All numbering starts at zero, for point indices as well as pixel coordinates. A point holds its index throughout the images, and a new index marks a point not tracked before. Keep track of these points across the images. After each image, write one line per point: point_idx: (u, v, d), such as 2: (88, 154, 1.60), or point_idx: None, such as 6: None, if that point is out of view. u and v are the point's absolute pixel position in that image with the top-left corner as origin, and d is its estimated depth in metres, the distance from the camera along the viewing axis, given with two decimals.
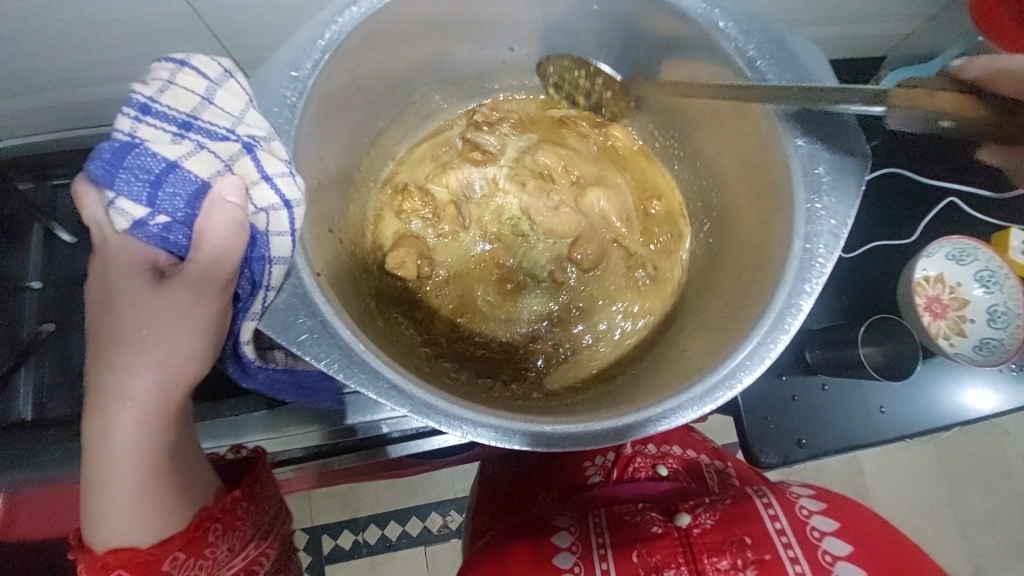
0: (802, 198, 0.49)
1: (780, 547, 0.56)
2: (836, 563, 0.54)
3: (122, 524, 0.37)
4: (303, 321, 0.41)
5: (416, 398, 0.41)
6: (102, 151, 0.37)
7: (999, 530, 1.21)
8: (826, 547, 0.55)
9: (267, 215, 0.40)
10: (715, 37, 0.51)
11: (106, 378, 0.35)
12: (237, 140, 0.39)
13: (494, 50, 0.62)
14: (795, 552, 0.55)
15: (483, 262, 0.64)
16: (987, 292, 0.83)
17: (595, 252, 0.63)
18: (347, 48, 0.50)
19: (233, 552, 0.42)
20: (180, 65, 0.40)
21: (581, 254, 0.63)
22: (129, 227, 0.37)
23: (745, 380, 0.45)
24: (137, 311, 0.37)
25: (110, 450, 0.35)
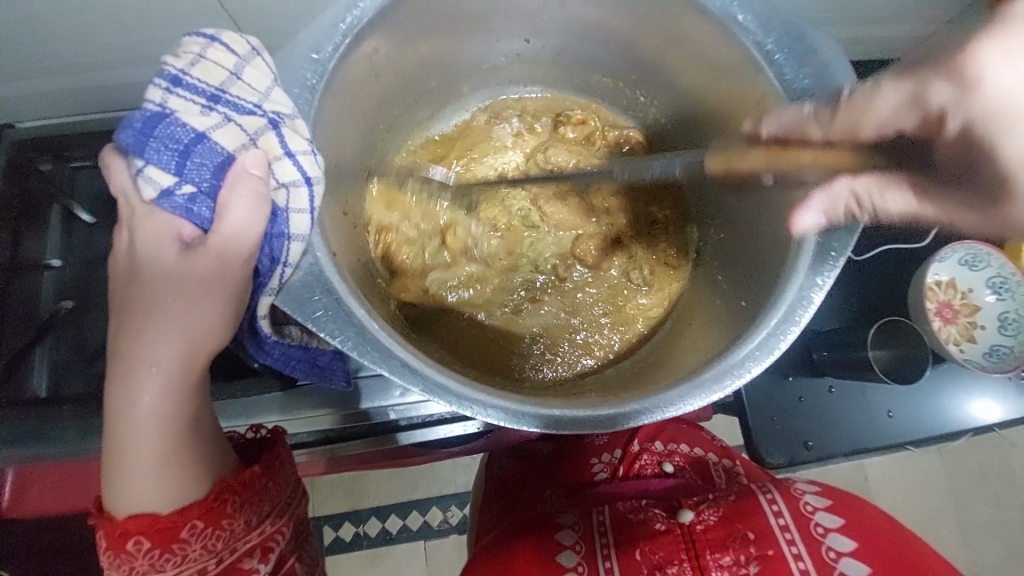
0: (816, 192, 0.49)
1: (782, 543, 0.56)
2: (839, 560, 0.54)
3: (140, 493, 0.37)
4: (319, 298, 0.42)
5: (428, 378, 0.41)
6: (133, 120, 0.38)
7: (1005, 542, 1.20)
8: (829, 544, 0.55)
9: (287, 191, 0.41)
10: (733, 30, 0.52)
11: (130, 345, 0.36)
12: (263, 115, 0.41)
13: (509, 43, 0.63)
14: (798, 549, 0.55)
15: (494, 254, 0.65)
16: (998, 299, 0.83)
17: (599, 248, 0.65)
18: (367, 34, 0.50)
19: (250, 526, 0.42)
20: (210, 40, 0.42)
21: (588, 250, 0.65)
22: (155, 195, 0.38)
23: (754, 370, 0.45)
24: (163, 277, 0.37)
25: (129, 414, 0.36)
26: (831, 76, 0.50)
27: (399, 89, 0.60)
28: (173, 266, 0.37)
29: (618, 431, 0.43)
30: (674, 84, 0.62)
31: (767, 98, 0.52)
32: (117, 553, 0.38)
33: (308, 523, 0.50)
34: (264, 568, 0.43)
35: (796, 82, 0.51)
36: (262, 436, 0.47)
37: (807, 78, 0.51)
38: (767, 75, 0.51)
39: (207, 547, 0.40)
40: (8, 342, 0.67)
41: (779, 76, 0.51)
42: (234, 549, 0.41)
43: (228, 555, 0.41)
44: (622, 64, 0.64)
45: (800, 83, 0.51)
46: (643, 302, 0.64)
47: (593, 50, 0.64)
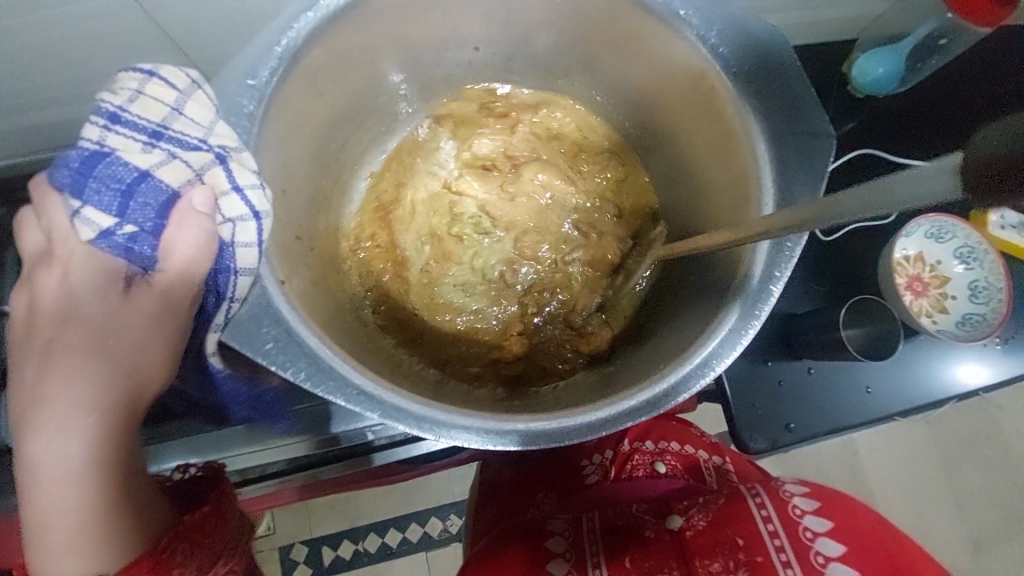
0: (767, 182, 0.49)
1: (772, 550, 0.54)
2: (828, 564, 0.52)
3: (75, 553, 0.33)
4: (268, 330, 0.41)
5: (388, 404, 0.40)
6: (70, 159, 0.36)
7: (996, 503, 1.22)
8: (818, 548, 0.54)
9: (234, 226, 0.39)
10: (675, 26, 0.52)
11: (59, 388, 0.33)
12: (209, 150, 0.39)
13: (459, 52, 0.63)
14: (788, 556, 0.54)
15: (460, 265, 0.66)
16: (967, 268, 0.84)
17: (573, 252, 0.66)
18: (305, 57, 0.49)
19: (202, 571, 0.39)
20: (148, 75, 0.39)
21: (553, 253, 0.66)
22: (93, 236, 0.35)
23: (719, 367, 0.45)
24: (104, 321, 0.35)
25: (50, 467, 0.32)
26: (774, 64, 0.51)
27: (347, 106, 0.59)
28: (115, 309, 0.35)
29: (581, 442, 0.43)
30: (627, 80, 0.62)
31: (716, 91, 0.52)
32: None
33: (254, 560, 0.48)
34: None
35: (741, 73, 0.51)
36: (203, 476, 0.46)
37: (752, 69, 0.51)
38: (713, 68, 0.51)
39: None
40: None
41: (725, 69, 0.51)
42: None
43: None
44: (574, 64, 0.64)
45: (745, 75, 0.51)
46: (615, 298, 0.64)
47: (544, 53, 0.63)
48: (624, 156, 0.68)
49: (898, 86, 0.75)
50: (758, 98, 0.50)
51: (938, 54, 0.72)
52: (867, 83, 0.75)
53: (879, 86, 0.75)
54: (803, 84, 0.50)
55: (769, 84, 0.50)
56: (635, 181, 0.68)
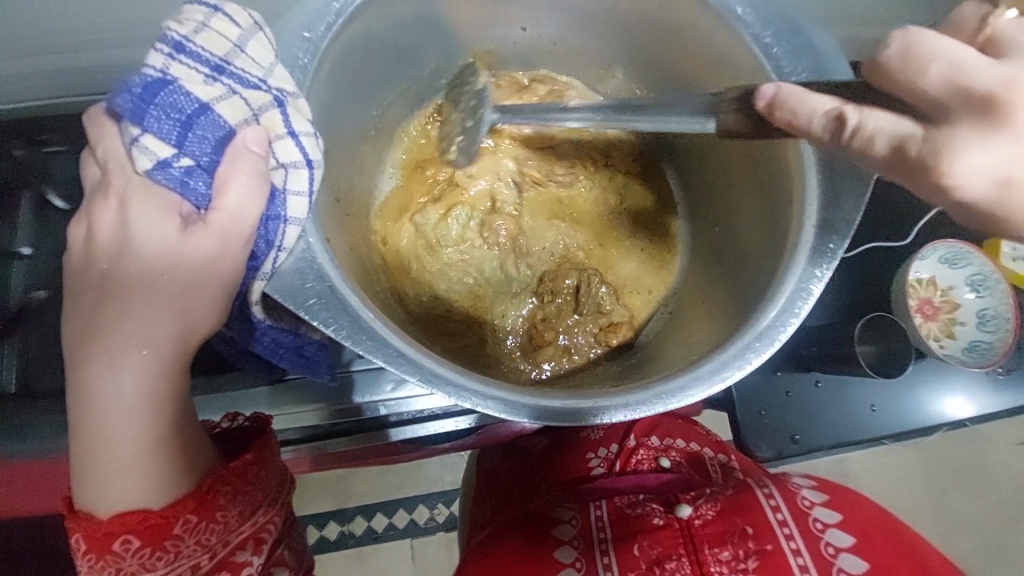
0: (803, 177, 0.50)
1: (781, 538, 0.55)
2: (838, 554, 0.53)
3: (126, 489, 0.34)
4: (312, 285, 0.40)
5: (424, 369, 0.40)
6: (132, 85, 0.35)
7: (978, 533, 1.24)
8: (828, 539, 0.55)
9: (286, 172, 0.39)
10: (730, 23, 0.52)
11: (115, 323, 0.33)
12: (268, 91, 0.39)
13: (505, 31, 0.63)
14: (797, 544, 0.54)
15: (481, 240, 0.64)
16: (977, 296, 0.85)
17: (599, 242, 0.66)
18: (361, 17, 0.49)
19: (244, 516, 0.39)
20: (213, 10, 0.38)
21: (582, 243, 0.66)
22: (150, 167, 0.35)
23: (754, 360, 0.45)
24: (163, 254, 0.34)
25: (104, 400, 0.33)
26: (827, 69, 0.50)
27: (390, 74, 0.59)
28: (175, 243, 0.34)
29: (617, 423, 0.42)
30: (672, 75, 0.62)
31: None
32: (100, 555, 0.35)
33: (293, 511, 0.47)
34: (258, 560, 0.41)
35: (794, 74, 0.50)
36: (239, 425, 0.45)
37: (805, 70, 0.50)
38: (766, 67, 0.51)
39: (201, 543, 0.37)
40: None
41: (778, 69, 0.51)
42: (227, 542, 0.39)
43: (221, 549, 0.38)
44: (618, 55, 0.64)
45: (799, 76, 0.50)
46: (641, 290, 0.65)
47: (590, 40, 0.63)
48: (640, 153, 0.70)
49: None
50: None
51: None
52: None
53: None
54: None
55: None
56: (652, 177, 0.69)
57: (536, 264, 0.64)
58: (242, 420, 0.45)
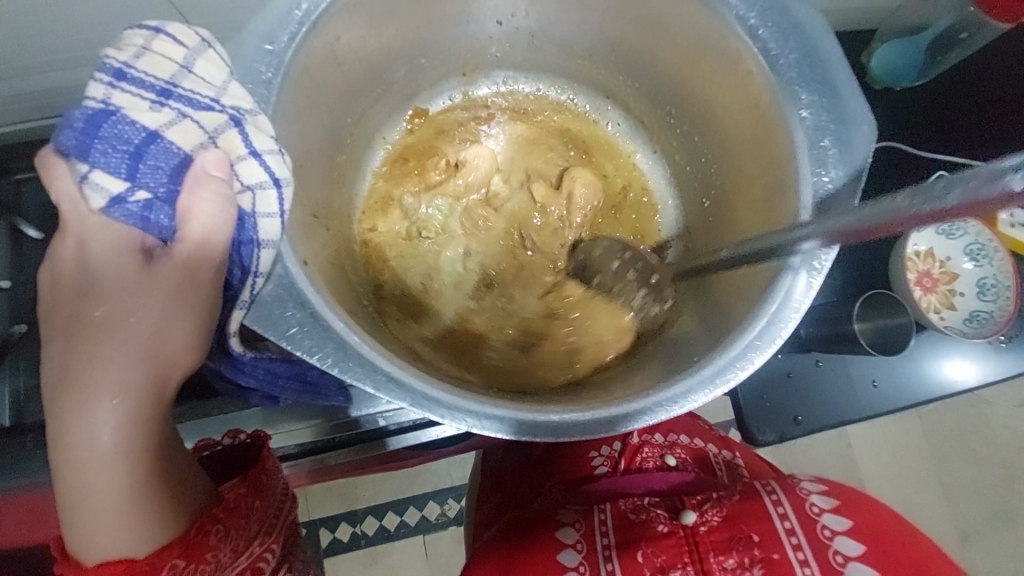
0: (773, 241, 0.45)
1: (788, 548, 0.54)
2: (847, 564, 0.53)
3: (110, 539, 0.33)
4: (292, 313, 0.38)
5: (416, 392, 0.39)
6: (73, 119, 0.33)
7: (981, 497, 1.25)
8: (837, 547, 0.54)
9: (253, 194, 0.37)
10: (713, 6, 0.50)
11: (83, 371, 0.31)
12: (223, 111, 0.36)
13: (480, 25, 0.60)
14: (806, 555, 0.54)
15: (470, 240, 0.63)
16: (976, 266, 0.84)
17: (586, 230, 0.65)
18: (325, 22, 0.46)
19: (237, 553, 0.39)
20: (155, 32, 0.36)
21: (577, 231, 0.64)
22: (104, 205, 0.33)
23: (757, 360, 0.44)
24: (124, 292, 0.32)
25: (80, 454, 0.31)
26: (817, 51, 0.49)
27: (363, 79, 0.56)
28: (137, 281, 0.33)
29: (614, 434, 0.42)
30: (657, 64, 0.60)
31: (753, 76, 0.50)
32: None
33: (293, 530, 0.48)
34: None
35: (781, 57, 0.49)
36: (241, 443, 0.46)
37: (793, 52, 0.49)
38: (752, 52, 0.49)
39: None
40: None
41: (765, 52, 0.49)
42: None
43: None
44: (599, 44, 0.61)
45: (786, 58, 0.49)
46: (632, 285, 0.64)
47: (569, 30, 0.61)
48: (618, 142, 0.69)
49: (916, 78, 0.75)
50: (799, 82, 0.48)
51: (959, 46, 0.71)
52: (884, 74, 0.76)
53: (898, 77, 0.76)
54: (844, 71, 0.48)
55: (812, 71, 0.48)
56: (631, 167, 0.69)
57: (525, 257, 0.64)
58: (242, 437, 0.46)
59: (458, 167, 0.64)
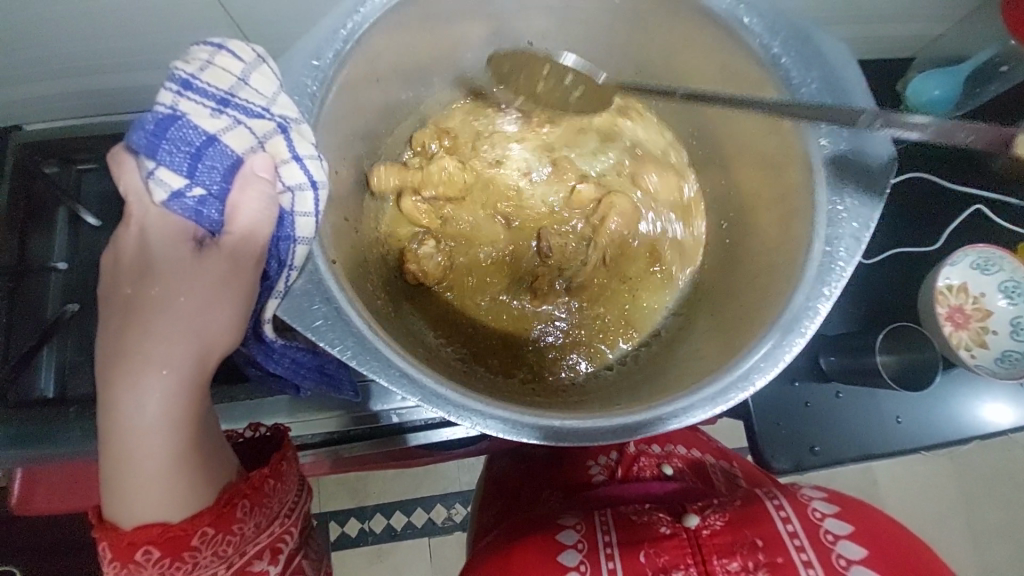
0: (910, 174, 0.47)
1: (792, 551, 0.54)
2: (849, 567, 0.52)
3: (146, 505, 0.35)
4: (318, 307, 0.41)
5: (426, 388, 0.41)
6: (145, 122, 0.37)
7: (1012, 547, 1.19)
8: (839, 551, 0.54)
9: (293, 195, 0.40)
10: (739, 33, 0.51)
11: (135, 344, 0.34)
12: (272, 118, 0.39)
13: (513, 45, 0.63)
14: (809, 556, 0.53)
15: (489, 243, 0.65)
16: (1011, 304, 0.82)
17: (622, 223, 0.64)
18: (368, 39, 0.50)
19: (260, 529, 0.41)
20: (217, 47, 0.40)
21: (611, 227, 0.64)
22: (165, 198, 0.36)
23: (759, 382, 0.44)
24: (176, 274, 0.35)
25: (129, 420, 0.34)
26: (840, 79, 0.49)
27: (401, 92, 0.60)
28: (187, 267, 0.36)
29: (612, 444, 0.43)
30: (682, 85, 0.61)
31: (775, 101, 0.51)
32: (123, 563, 0.36)
33: (311, 522, 0.50)
34: (274, 568, 0.44)
35: (805, 84, 0.49)
36: (261, 435, 0.47)
37: (815, 80, 0.49)
38: (774, 78, 0.50)
39: (217, 552, 0.39)
40: (17, 344, 0.68)
41: (787, 79, 0.50)
42: (244, 552, 0.41)
43: (238, 558, 0.41)
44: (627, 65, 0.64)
45: (808, 87, 0.49)
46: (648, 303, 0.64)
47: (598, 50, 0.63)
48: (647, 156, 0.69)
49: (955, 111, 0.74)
50: (820, 110, 0.49)
51: (995, 82, 0.71)
52: (922, 103, 0.75)
53: (936, 107, 0.75)
54: (866, 98, 0.48)
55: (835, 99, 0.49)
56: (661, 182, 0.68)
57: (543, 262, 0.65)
58: (264, 430, 0.48)
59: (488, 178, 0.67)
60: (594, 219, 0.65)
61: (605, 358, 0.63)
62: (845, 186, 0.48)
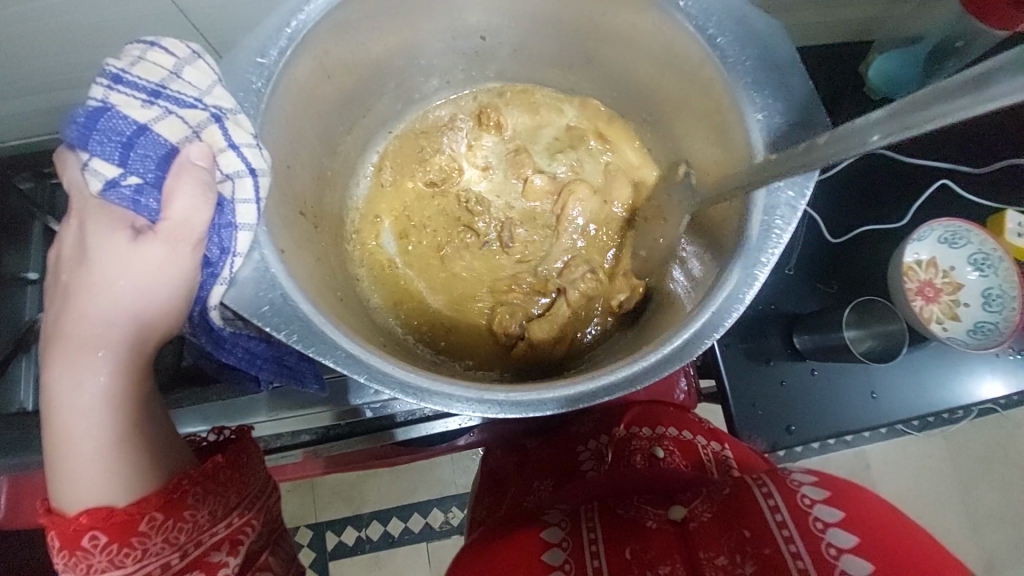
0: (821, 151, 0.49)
1: (781, 542, 0.51)
2: (840, 557, 0.48)
3: (86, 484, 0.36)
4: (266, 294, 0.41)
5: (373, 368, 0.41)
6: (77, 116, 0.39)
7: (1009, 525, 1.19)
8: (829, 540, 0.49)
9: (233, 182, 0.41)
10: (675, 16, 0.52)
11: (75, 329, 0.37)
12: (206, 109, 0.41)
13: (466, 40, 0.65)
14: (798, 548, 0.50)
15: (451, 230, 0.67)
16: (981, 276, 0.82)
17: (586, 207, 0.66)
18: (313, 40, 0.51)
19: (215, 517, 0.41)
20: (150, 45, 0.41)
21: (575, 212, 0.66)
22: (101, 187, 0.38)
23: (700, 348, 0.46)
24: (113, 264, 0.38)
25: (66, 407, 0.36)
26: (774, 55, 0.51)
27: (355, 89, 0.61)
28: (124, 252, 0.38)
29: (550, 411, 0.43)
30: (631, 73, 0.63)
31: (714, 80, 0.53)
32: (72, 552, 0.36)
33: (280, 522, 0.48)
34: (235, 561, 0.42)
35: (738, 62, 0.51)
36: (226, 438, 0.45)
37: (749, 58, 0.51)
38: (711, 58, 0.52)
39: (168, 540, 0.38)
40: None
41: (722, 58, 0.51)
42: (200, 542, 0.40)
43: (193, 548, 0.40)
44: (578, 57, 0.65)
45: (742, 64, 0.51)
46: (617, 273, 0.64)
47: (550, 43, 0.65)
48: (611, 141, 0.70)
49: (917, 88, 0.76)
50: (755, 87, 0.50)
51: (955, 57, 0.71)
52: (881, 84, 0.78)
53: (895, 88, 0.77)
54: (800, 73, 0.50)
55: (767, 74, 0.50)
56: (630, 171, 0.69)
57: (509, 253, 0.66)
58: (226, 432, 0.47)
59: (452, 176, 0.69)
60: (556, 209, 0.67)
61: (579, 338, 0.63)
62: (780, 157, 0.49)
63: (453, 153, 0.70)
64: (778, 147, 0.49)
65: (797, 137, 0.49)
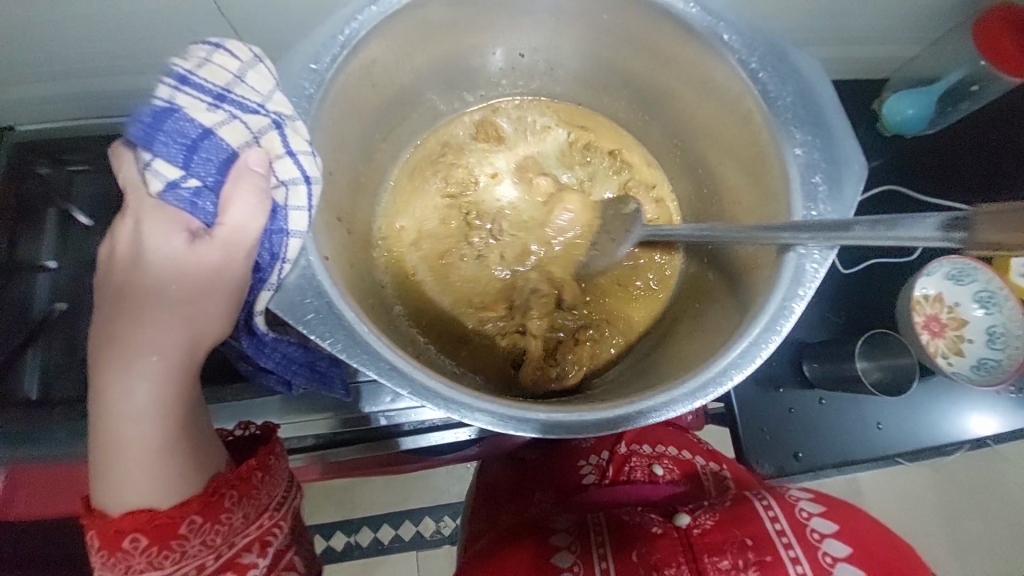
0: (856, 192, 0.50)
1: (780, 548, 0.51)
2: (835, 565, 0.50)
3: (128, 488, 0.36)
4: (311, 301, 0.41)
5: (416, 382, 0.41)
6: (142, 114, 0.38)
7: (995, 560, 1.20)
8: (825, 549, 0.51)
9: (287, 190, 0.41)
10: (720, 49, 0.53)
11: (124, 332, 0.36)
12: (267, 115, 0.41)
13: (504, 57, 0.65)
14: (796, 553, 0.51)
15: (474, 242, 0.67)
16: (987, 314, 0.83)
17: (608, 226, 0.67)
18: (363, 48, 0.51)
19: (249, 520, 0.40)
20: (215, 47, 0.41)
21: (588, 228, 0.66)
22: (162, 188, 0.38)
23: (735, 378, 0.46)
24: (166, 267, 0.37)
25: (120, 415, 0.35)
26: (813, 93, 0.52)
27: (394, 98, 0.61)
28: (185, 258, 0.37)
29: (589, 435, 0.43)
30: (667, 100, 0.64)
31: (753, 112, 0.54)
32: (111, 552, 0.36)
33: (301, 519, 0.47)
34: (263, 562, 0.41)
35: (779, 98, 0.52)
36: (249, 434, 0.46)
37: (790, 94, 0.52)
38: (752, 91, 0.53)
39: (205, 543, 0.38)
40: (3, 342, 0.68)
41: (764, 92, 0.53)
42: (232, 543, 0.39)
43: (227, 549, 0.39)
44: (612, 78, 0.66)
45: (783, 99, 0.52)
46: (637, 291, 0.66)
47: (585, 63, 0.66)
48: (640, 166, 0.71)
49: (927, 128, 0.79)
50: (795, 122, 0.52)
51: (967, 100, 0.75)
52: (894, 123, 0.80)
53: (907, 126, 0.79)
54: (837, 111, 0.51)
55: (807, 111, 0.52)
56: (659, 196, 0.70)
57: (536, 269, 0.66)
58: (253, 428, 0.47)
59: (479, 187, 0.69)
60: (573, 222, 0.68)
61: (600, 357, 0.64)
62: (821, 191, 0.50)
63: (481, 165, 0.70)
64: (817, 182, 0.50)
65: (833, 175, 0.50)
